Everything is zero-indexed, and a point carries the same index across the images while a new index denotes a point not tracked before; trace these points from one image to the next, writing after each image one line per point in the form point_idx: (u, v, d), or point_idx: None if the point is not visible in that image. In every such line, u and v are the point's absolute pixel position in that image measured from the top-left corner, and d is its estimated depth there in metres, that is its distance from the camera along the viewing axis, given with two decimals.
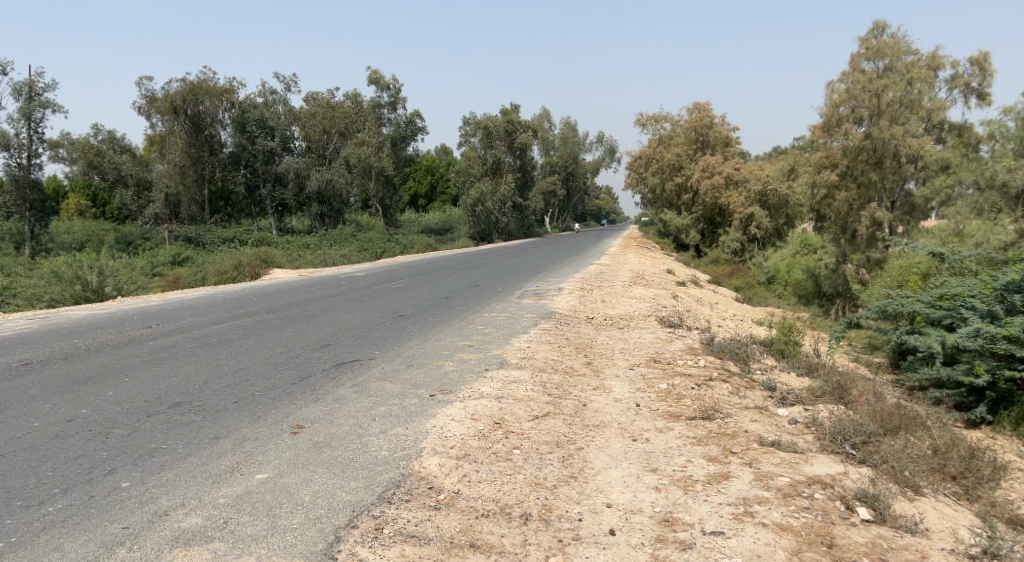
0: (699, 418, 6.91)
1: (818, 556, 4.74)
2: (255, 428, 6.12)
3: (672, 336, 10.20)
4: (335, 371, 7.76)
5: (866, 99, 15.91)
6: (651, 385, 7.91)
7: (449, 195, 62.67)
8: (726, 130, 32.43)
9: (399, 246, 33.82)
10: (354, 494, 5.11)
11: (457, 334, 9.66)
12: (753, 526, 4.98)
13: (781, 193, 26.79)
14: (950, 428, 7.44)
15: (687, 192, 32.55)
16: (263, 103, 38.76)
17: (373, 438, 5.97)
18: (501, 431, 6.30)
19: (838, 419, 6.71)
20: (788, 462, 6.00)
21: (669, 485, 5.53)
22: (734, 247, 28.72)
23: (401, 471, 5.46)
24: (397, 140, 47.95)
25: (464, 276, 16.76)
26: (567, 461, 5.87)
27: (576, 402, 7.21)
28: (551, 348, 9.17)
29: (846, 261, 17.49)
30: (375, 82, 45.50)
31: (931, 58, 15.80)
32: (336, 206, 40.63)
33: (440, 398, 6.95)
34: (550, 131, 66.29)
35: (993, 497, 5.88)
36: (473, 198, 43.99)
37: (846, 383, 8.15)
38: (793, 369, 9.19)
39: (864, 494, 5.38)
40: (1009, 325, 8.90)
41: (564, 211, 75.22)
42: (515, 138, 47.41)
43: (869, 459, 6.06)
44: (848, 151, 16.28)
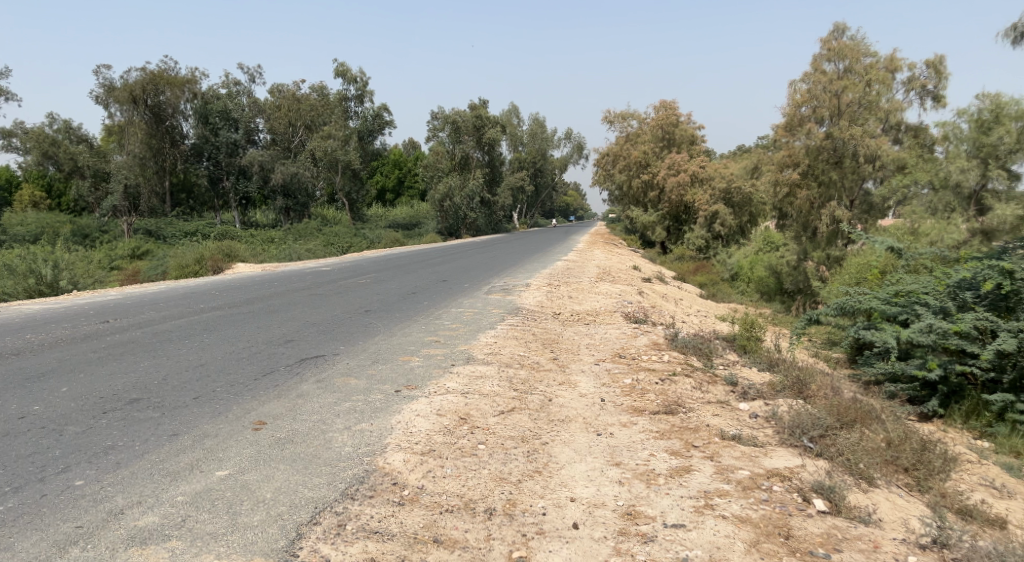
0: (662, 413, 7.00)
1: (775, 547, 4.85)
2: (216, 424, 6.03)
3: (637, 332, 10.31)
4: (299, 367, 7.68)
5: (826, 99, 16.15)
6: (616, 380, 8.00)
7: (416, 190, 62.28)
8: (692, 128, 32.75)
9: (366, 240, 33.60)
10: (317, 491, 5.08)
11: (423, 330, 9.64)
12: (713, 519, 5.08)
13: (745, 191, 27.16)
14: (903, 421, 7.66)
15: (653, 189, 32.83)
16: (227, 93, 37.99)
17: (336, 434, 5.93)
18: (467, 426, 6.31)
19: (796, 413, 6.86)
20: (748, 456, 6.12)
21: (631, 479, 5.60)
22: (699, 243, 29.08)
23: (364, 467, 5.44)
24: (364, 133, 47.52)
25: (431, 271, 16.73)
26: (532, 455, 5.91)
27: (542, 397, 7.26)
28: (517, 343, 9.21)
29: (806, 259, 17.88)
30: (341, 74, 44.97)
31: (889, 60, 16.17)
32: (302, 200, 39.88)
33: (406, 393, 6.93)
34: (519, 126, 66.22)
35: (944, 488, 6.07)
36: (441, 193, 43.88)
37: (805, 378, 8.31)
38: (755, 364, 9.39)
39: (820, 486, 5.51)
40: (961, 321, 9.21)
41: (532, 206, 75.35)
42: (483, 133, 47.15)
43: (826, 452, 6.20)
44: (810, 150, 16.56)
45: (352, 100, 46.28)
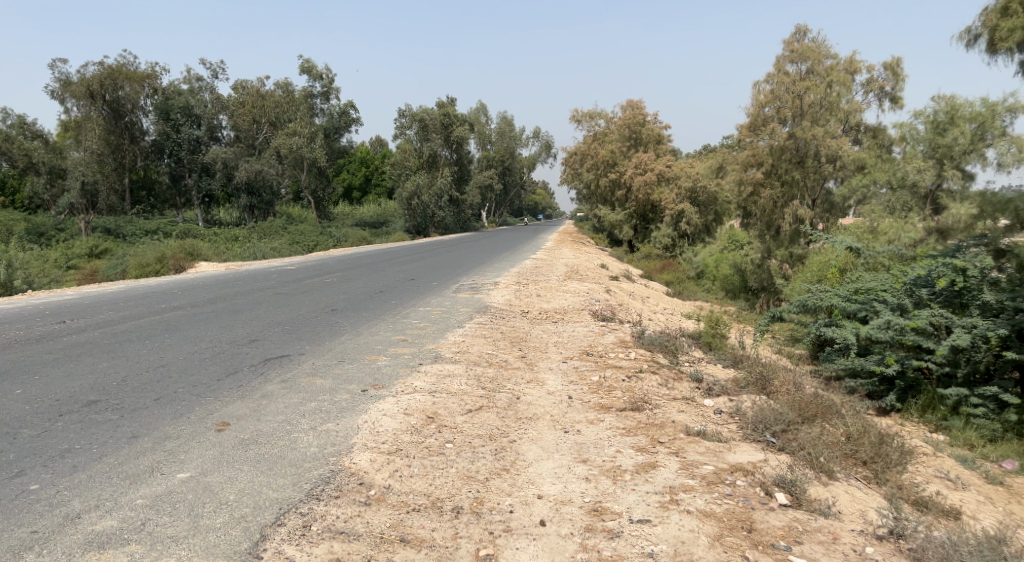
0: (629, 410, 7.07)
1: (738, 541, 4.93)
2: (177, 425, 5.93)
3: (605, 330, 10.39)
4: (264, 367, 7.58)
5: (789, 99, 16.45)
6: (583, 377, 8.06)
7: (384, 188, 61.81)
8: (658, 127, 33.05)
9: (332, 239, 33.26)
10: (282, 491, 5.03)
11: (391, 329, 9.58)
12: (678, 514, 5.14)
13: (711, 190, 27.52)
14: (862, 415, 7.84)
15: (621, 188, 33.07)
16: (189, 89, 37.31)
17: (301, 435, 5.87)
18: (434, 425, 6.30)
19: (759, 408, 6.99)
20: (712, 451, 6.22)
21: (598, 476, 5.65)
22: (666, 242, 29.39)
23: (330, 467, 5.40)
24: (330, 131, 47.04)
25: (399, 270, 16.64)
26: (499, 453, 5.92)
27: (511, 395, 7.28)
28: (486, 342, 9.22)
29: (770, 257, 18.19)
30: (307, 71, 44.48)
31: (849, 62, 16.41)
32: (267, 198, 39.36)
33: (373, 393, 6.88)
34: (487, 125, 66.16)
35: (901, 480, 6.23)
36: (409, 191, 43.67)
37: (768, 374, 8.46)
38: (719, 361, 9.54)
39: (782, 480, 5.62)
40: (917, 318, 9.48)
41: (500, 205, 75.29)
42: (451, 131, 46.95)
43: (788, 447, 6.33)
44: (773, 150, 16.84)
45: (319, 97, 45.77)
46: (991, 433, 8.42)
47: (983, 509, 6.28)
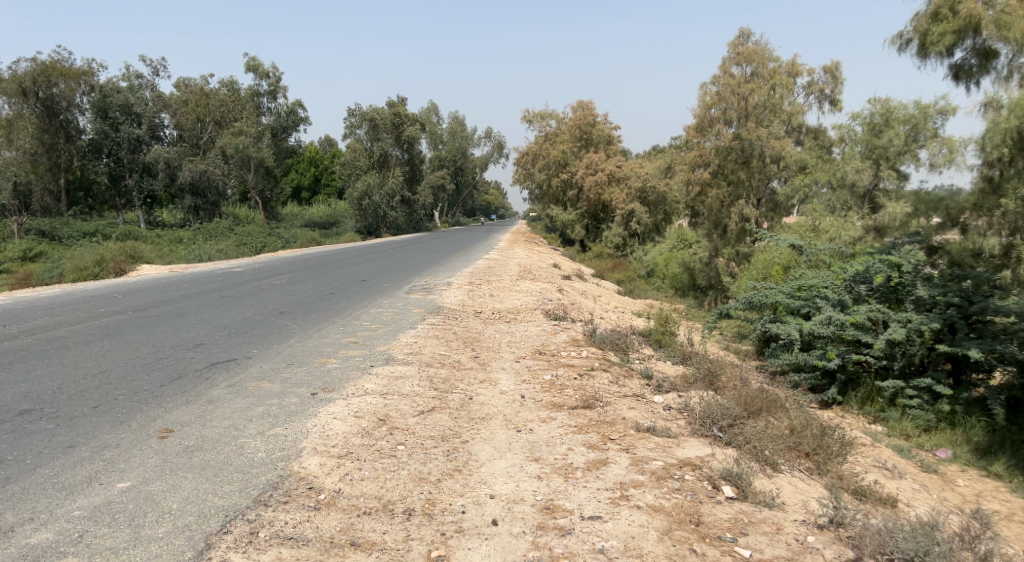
0: (580, 407, 7.14)
1: (686, 534, 5.04)
2: (117, 433, 5.76)
3: (557, 329, 10.46)
4: (209, 371, 7.41)
5: (734, 101, 16.87)
6: (535, 376, 8.10)
7: (334, 188, 60.92)
8: (609, 128, 33.41)
9: (280, 240, 32.65)
10: (228, 498, 4.92)
11: (341, 331, 9.48)
12: (628, 509, 5.22)
13: (660, 190, 27.96)
14: (805, 408, 8.09)
15: (572, 188, 33.33)
16: (128, 86, 36.15)
17: (249, 440, 5.76)
18: (386, 427, 6.25)
19: (707, 404, 7.15)
20: (662, 446, 6.33)
21: (550, 473, 5.69)
22: (617, 241, 29.74)
23: (278, 472, 5.31)
24: (277, 130, 46.21)
25: (349, 271, 16.46)
26: (452, 454, 5.91)
27: (463, 396, 7.27)
28: (439, 342, 9.18)
29: (717, 255, 18.63)
30: (253, 69, 43.56)
31: (791, 65, 16.79)
32: (212, 198, 38.09)
33: (323, 396, 6.79)
34: (439, 124, 65.85)
35: (841, 471, 6.45)
36: (360, 191, 43.23)
37: (716, 370, 8.66)
38: (669, 358, 9.74)
39: (728, 473, 5.76)
40: (856, 313, 9.81)
41: (453, 205, 75.01)
42: (402, 130, 46.56)
43: (734, 441, 6.48)
44: (720, 150, 17.25)
45: (265, 95, 44.86)
46: (926, 423, 8.82)
47: (917, 497, 6.55)
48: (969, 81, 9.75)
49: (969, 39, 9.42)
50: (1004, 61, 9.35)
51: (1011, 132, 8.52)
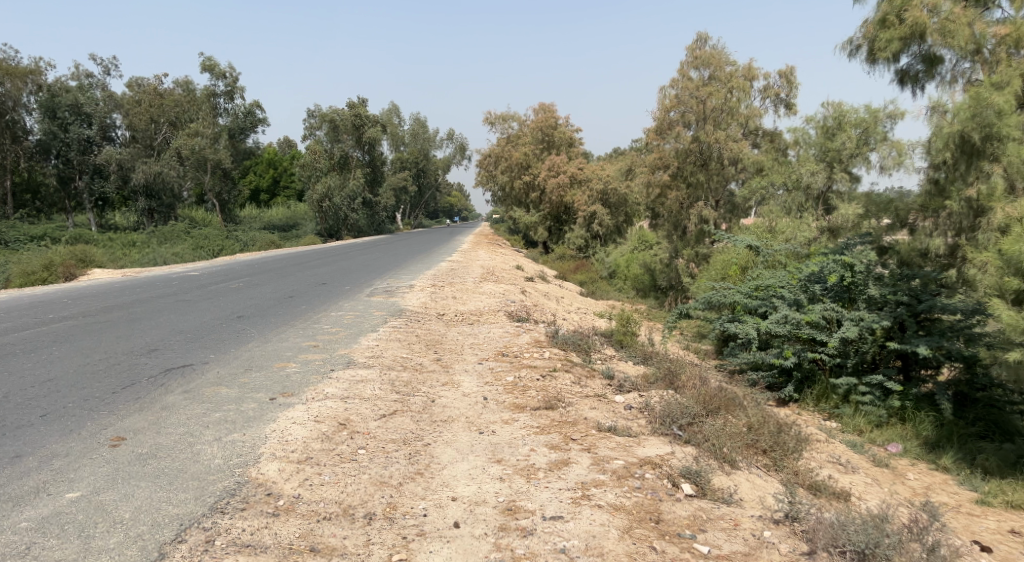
0: (543, 408, 7.17)
1: (646, 532, 5.10)
2: (66, 442, 5.60)
3: (519, 330, 10.50)
4: (165, 377, 7.26)
5: (692, 104, 17.16)
6: (498, 378, 8.11)
7: (294, 190, 60.09)
8: (570, 130, 33.65)
9: (239, 243, 32.04)
10: (183, 506, 4.83)
11: (301, 335, 9.36)
12: (589, 509, 5.27)
13: (621, 192, 28.24)
14: (762, 406, 8.26)
15: (535, 190, 33.47)
16: (78, 86, 35.10)
17: (205, 447, 5.66)
18: (346, 431, 6.19)
19: (667, 403, 7.25)
20: (623, 446, 6.39)
21: (512, 475, 5.70)
22: (579, 243, 29.95)
23: (236, 478, 5.23)
24: (235, 131, 45.46)
25: (309, 274, 16.26)
26: (414, 457, 5.88)
27: (425, 399, 7.23)
28: (400, 345, 9.12)
29: (677, 256, 18.90)
30: (209, 69, 42.73)
31: (748, 69, 17.08)
32: (167, 201, 37.11)
33: (282, 401, 6.70)
34: (400, 126, 65.46)
35: (797, 467, 6.61)
36: (320, 193, 42.71)
37: (676, 369, 8.80)
38: (630, 358, 9.86)
39: (688, 471, 5.85)
40: (811, 312, 10.04)
41: (416, 207, 74.65)
42: (363, 132, 46.19)
43: (693, 439, 6.58)
44: (679, 152, 17.51)
45: (222, 96, 44.07)
46: (878, 419, 9.06)
47: (869, 491, 6.74)
48: (916, 85, 10.11)
49: (914, 45, 9.76)
50: (947, 66, 9.67)
51: (952, 136, 8.78)
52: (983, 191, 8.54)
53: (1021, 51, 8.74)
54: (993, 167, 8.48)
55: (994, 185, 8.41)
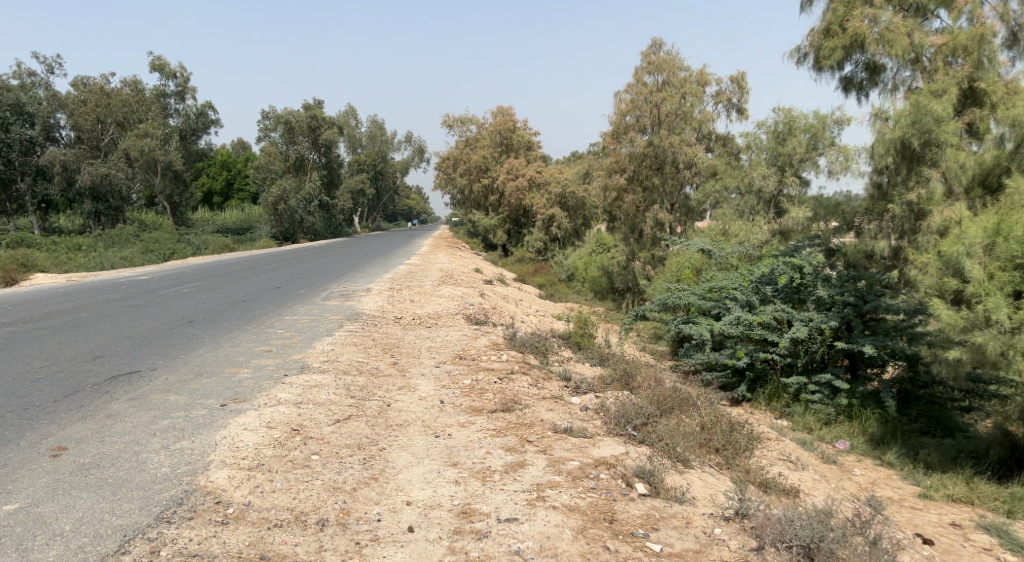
0: (499, 411, 7.18)
1: (600, 532, 5.14)
2: (3, 453, 5.43)
3: (477, 333, 10.50)
4: (110, 384, 7.07)
5: (647, 109, 17.32)
6: (455, 381, 8.09)
7: (248, 193, 59.01)
8: (528, 134, 33.79)
9: (190, 247, 31.33)
10: (127, 516, 4.74)
11: (254, 340, 9.19)
12: (544, 510, 5.29)
13: (579, 195, 28.45)
14: (715, 406, 8.41)
15: (493, 193, 33.50)
16: (19, 85, 33.83)
17: (151, 455, 5.52)
18: (299, 437, 6.11)
19: (622, 404, 7.33)
20: (578, 447, 6.44)
21: (468, 478, 5.70)
22: (538, 246, 30.06)
23: (183, 487, 5.12)
24: (187, 132, 44.46)
25: (264, 278, 15.98)
26: (368, 462, 5.84)
27: (381, 403, 7.18)
28: (356, 350, 9.02)
29: (634, 259, 19.09)
30: (158, 69, 41.74)
31: (701, 75, 17.37)
32: (114, 203, 35.71)
33: (233, 407, 6.58)
34: (357, 128, 64.79)
35: (747, 465, 6.75)
36: (275, 196, 41.99)
37: (632, 370, 8.91)
38: (587, 360, 9.95)
39: (642, 471, 5.93)
40: (762, 313, 10.29)
41: (374, 209, 73.97)
42: (320, 134, 45.65)
43: (648, 439, 6.67)
44: (634, 157, 17.69)
45: (173, 96, 43.05)
46: (827, 417, 9.31)
47: (817, 487, 6.92)
48: (860, 92, 10.47)
49: (856, 54, 10.12)
50: (889, 74, 9.99)
51: (894, 142, 9.04)
52: (922, 195, 8.79)
53: (958, 60, 9.05)
54: (932, 172, 8.75)
55: (933, 189, 8.66)
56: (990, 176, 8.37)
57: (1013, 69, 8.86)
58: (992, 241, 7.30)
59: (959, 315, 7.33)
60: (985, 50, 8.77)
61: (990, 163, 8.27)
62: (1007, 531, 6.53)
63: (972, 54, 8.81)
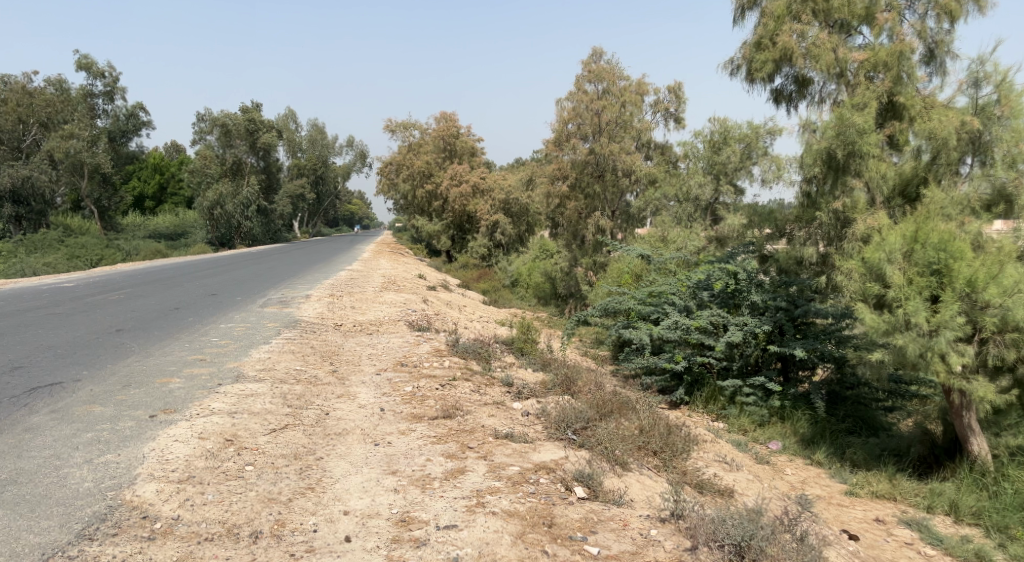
0: (440, 418, 7.15)
1: (539, 536, 5.17)
2: None
3: (419, 340, 10.44)
4: (30, 396, 6.76)
5: (588, 117, 17.55)
6: (396, 389, 8.01)
7: (183, 197, 57.26)
8: (472, 140, 33.83)
9: (120, 254, 30.21)
10: (45, 535, 4.57)
11: (185, 348, 8.91)
12: (483, 516, 5.29)
13: (522, 202, 28.61)
14: (654, 409, 8.55)
15: (437, 199, 33.36)
16: None
17: (73, 469, 5.31)
18: (233, 448, 5.95)
19: (561, 409, 7.40)
20: (518, 452, 6.46)
21: (407, 485, 5.66)
22: (482, 252, 30.15)
23: (107, 503, 4.94)
24: (116, 134, 42.86)
25: (199, 285, 15.53)
26: (305, 472, 5.72)
27: (318, 412, 7.06)
28: (294, 358, 8.86)
29: (576, 265, 19.32)
30: (84, 68, 40.10)
31: (640, 84, 17.67)
32: (37, 207, 34.00)
33: (162, 418, 6.36)
34: (298, 132, 63.64)
35: (684, 466, 6.91)
36: (211, 200, 40.92)
37: (573, 375, 9.00)
38: (530, 365, 10.01)
39: (580, 474, 5.99)
40: (699, 318, 10.57)
41: (315, 214, 72.84)
42: (258, 137, 44.72)
43: (587, 442, 6.75)
44: (576, 164, 17.88)
45: (100, 97, 41.37)
46: (760, 418, 9.60)
47: (750, 487, 7.12)
48: (790, 104, 10.86)
49: (785, 67, 10.50)
50: (816, 87, 10.40)
51: (820, 153, 9.34)
52: (847, 204, 9.14)
53: (878, 75, 9.47)
54: (856, 182, 9.13)
55: (857, 199, 9.05)
56: (909, 186, 8.78)
57: (929, 84, 9.32)
58: (911, 248, 7.56)
59: (880, 318, 7.55)
60: (904, 66, 9.19)
61: (909, 174, 8.67)
62: (926, 525, 6.84)
63: (892, 70, 9.23)
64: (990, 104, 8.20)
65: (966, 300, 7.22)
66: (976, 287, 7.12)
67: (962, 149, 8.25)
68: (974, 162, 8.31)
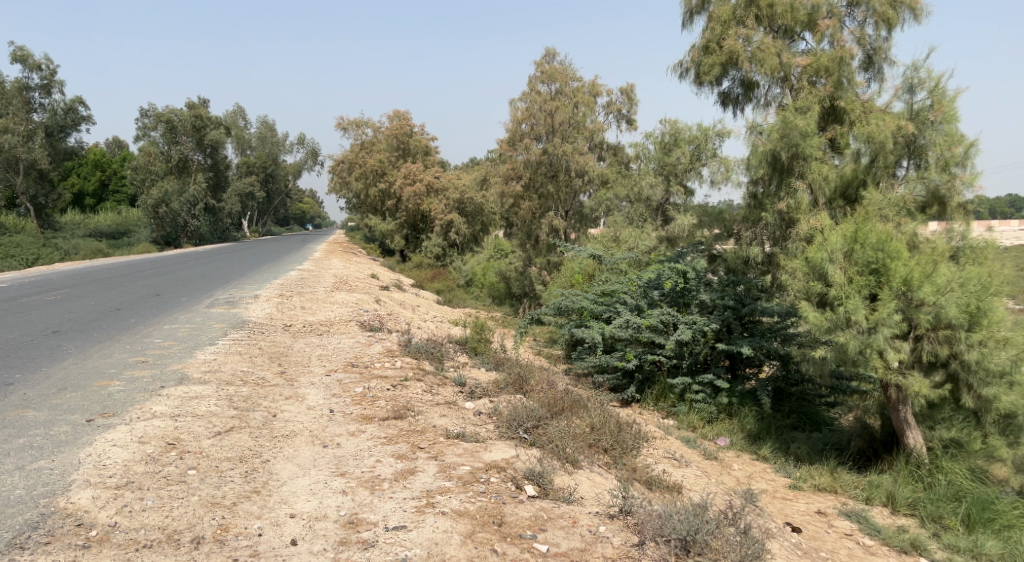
0: (390, 418, 7.08)
1: (488, 535, 5.16)
2: None
3: (371, 340, 10.35)
4: None
5: (541, 118, 17.58)
6: (346, 390, 7.91)
7: (126, 195, 55.49)
8: (425, 139, 33.65)
9: (57, 253, 29.11)
10: None
11: (126, 350, 8.64)
12: (433, 517, 5.25)
13: (476, 201, 28.58)
14: (605, 407, 8.62)
15: (390, 198, 33.05)
16: None
17: (3, 477, 5.11)
18: (175, 451, 5.79)
19: (513, 408, 7.41)
20: (469, 452, 6.44)
21: (356, 487, 5.59)
22: (436, 251, 29.99)
23: (39, 510, 4.77)
24: (53, 129, 41.28)
25: (143, 285, 15.08)
26: (250, 475, 5.61)
27: (265, 414, 6.92)
28: (241, 359, 8.67)
29: (530, 265, 19.40)
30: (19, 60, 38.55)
31: (592, 85, 17.82)
32: None
33: (100, 422, 6.15)
34: (247, 129, 62.31)
35: (633, 464, 7.01)
36: (155, 198, 39.78)
37: (525, 374, 9.02)
38: (482, 364, 9.98)
39: (531, 473, 6.01)
40: (649, 317, 10.71)
41: (266, 213, 71.42)
42: (205, 134, 43.67)
43: (538, 441, 6.77)
44: (530, 164, 17.91)
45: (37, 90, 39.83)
46: (709, 415, 9.81)
47: (698, 482, 7.26)
48: (736, 107, 11.08)
49: (732, 70, 10.74)
50: (762, 91, 10.61)
51: (766, 154, 9.55)
52: (791, 205, 9.32)
53: (820, 80, 9.72)
54: (800, 184, 9.30)
55: (800, 200, 9.16)
56: (849, 188, 9.01)
57: (868, 89, 9.63)
58: (851, 248, 7.81)
59: (823, 316, 7.77)
60: (844, 71, 9.49)
61: (849, 176, 8.90)
62: (866, 516, 7.06)
63: (834, 75, 9.51)
64: (924, 109, 8.49)
65: (902, 298, 7.49)
66: (911, 285, 7.40)
67: (899, 153, 8.57)
68: (910, 165, 8.64)
